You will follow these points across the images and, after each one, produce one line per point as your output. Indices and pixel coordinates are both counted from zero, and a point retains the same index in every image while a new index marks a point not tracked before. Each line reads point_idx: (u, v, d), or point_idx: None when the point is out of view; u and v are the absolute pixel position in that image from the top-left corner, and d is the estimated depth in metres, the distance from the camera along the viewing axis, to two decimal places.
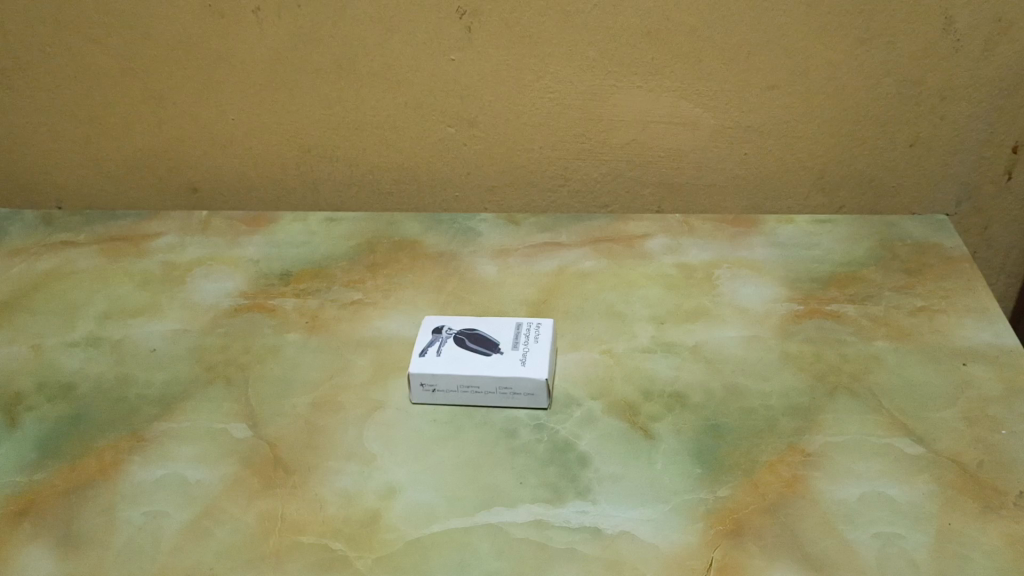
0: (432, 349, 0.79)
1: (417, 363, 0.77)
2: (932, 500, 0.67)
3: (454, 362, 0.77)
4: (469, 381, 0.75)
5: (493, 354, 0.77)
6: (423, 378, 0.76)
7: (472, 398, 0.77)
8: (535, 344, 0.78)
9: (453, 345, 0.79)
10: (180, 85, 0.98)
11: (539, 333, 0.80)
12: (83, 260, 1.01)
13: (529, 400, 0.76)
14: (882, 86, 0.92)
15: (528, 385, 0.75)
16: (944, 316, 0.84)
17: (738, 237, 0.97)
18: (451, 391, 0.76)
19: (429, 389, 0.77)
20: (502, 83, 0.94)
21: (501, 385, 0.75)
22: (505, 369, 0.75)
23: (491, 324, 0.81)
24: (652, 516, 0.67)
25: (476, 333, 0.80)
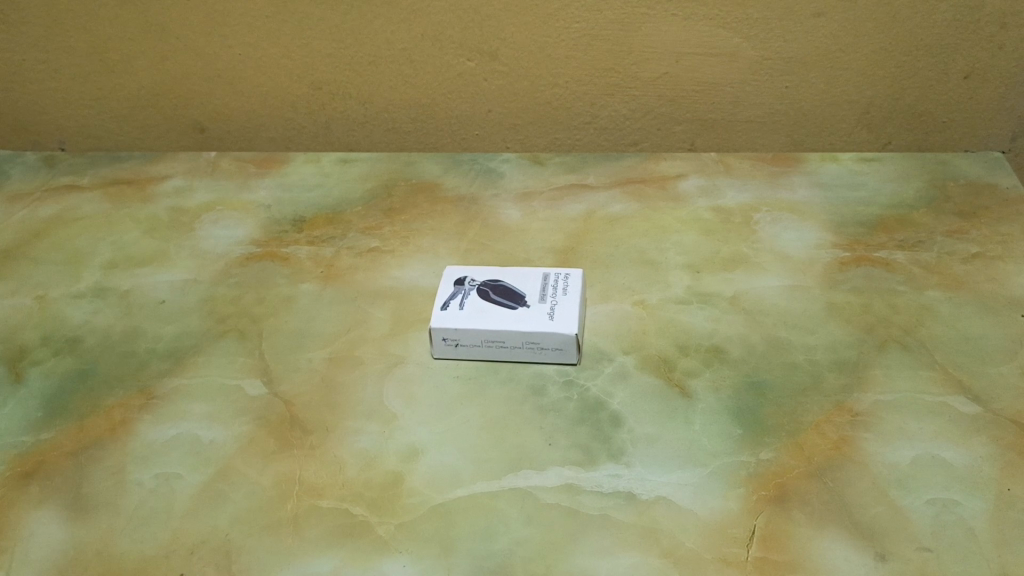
0: (454, 301, 0.74)
1: (438, 316, 0.72)
2: (991, 463, 0.62)
3: (479, 315, 0.72)
4: (494, 336, 0.71)
5: (519, 307, 0.73)
6: (445, 332, 0.72)
7: (497, 353, 0.72)
8: (564, 297, 0.74)
9: (477, 297, 0.74)
10: (183, 17, 0.92)
11: (569, 284, 0.75)
12: (89, 205, 0.96)
13: (558, 355, 0.72)
14: (937, 12, 0.85)
15: (557, 340, 0.70)
16: (1000, 263, 0.78)
17: (778, 178, 0.91)
18: (476, 345, 0.72)
19: (452, 343, 0.72)
20: (526, 12, 0.88)
21: (529, 340, 0.71)
22: (533, 323, 0.71)
23: (518, 273, 0.77)
24: (690, 480, 0.63)
25: (501, 285, 0.75)
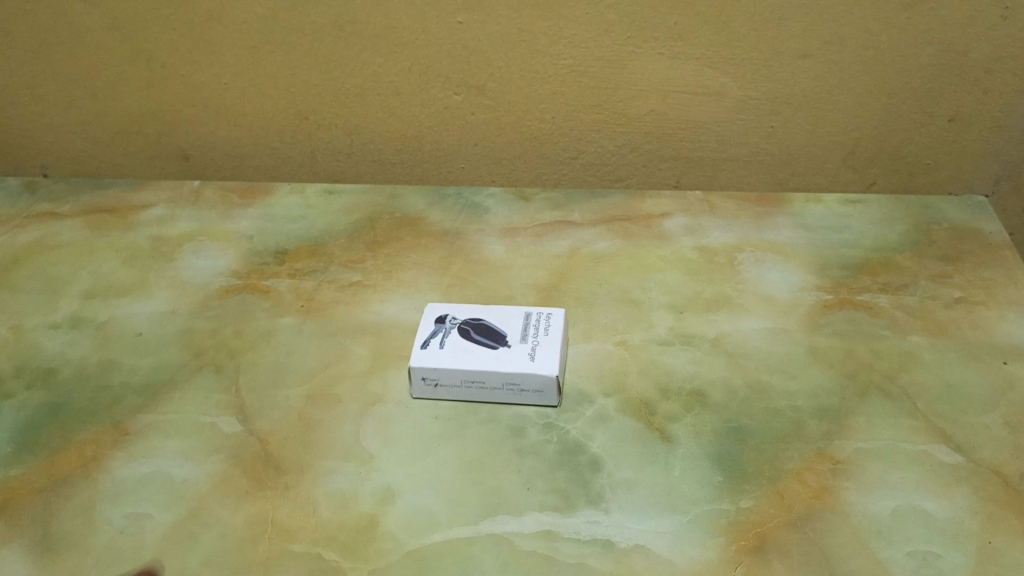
0: (434, 339, 0.74)
1: (418, 355, 0.72)
2: (971, 515, 0.61)
3: (459, 354, 0.72)
4: (474, 377, 0.70)
5: (500, 347, 0.72)
6: (424, 370, 0.71)
7: (477, 394, 0.72)
8: (545, 337, 0.73)
9: (458, 336, 0.74)
10: (170, 46, 0.91)
11: (552, 324, 0.74)
12: (69, 233, 0.95)
13: (538, 397, 0.71)
14: (921, 56, 0.85)
15: (538, 381, 0.70)
16: (984, 309, 0.78)
17: (763, 218, 0.91)
18: (455, 386, 0.71)
19: (431, 383, 0.72)
20: (514, 48, 0.88)
21: (509, 381, 0.70)
22: (513, 364, 0.70)
23: (500, 312, 0.76)
24: (669, 528, 0.62)
25: (482, 324, 0.75)
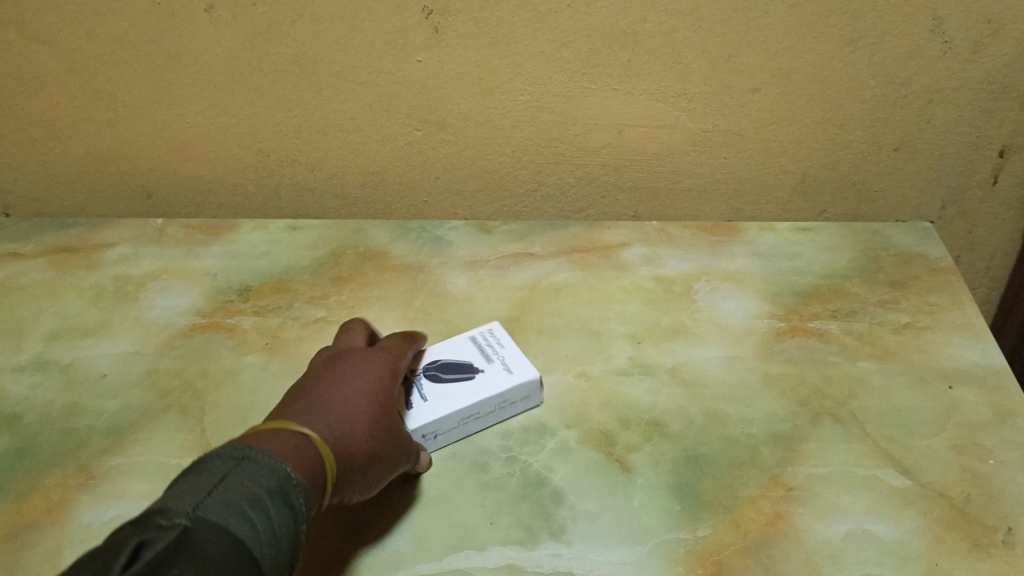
0: (411, 395, 0.73)
1: (408, 417, 0.70)
2: (919, 537, 0.64)
3: (446, 398, 0.72)
4: (472, 411, 0.72)
5: (475, 375, 0.75)
6: (426, 427, 0.70)
7: (473, 428, 0.73)
8: (503, 350, 0.78)
9: (430, 383, 0.74)
10: (130, 86, 0.92)
11: (496, 340, 0.79)
12: (32, 273, 0.96)
13: (526, 404, 0.75)
14: (867, 88, 0.87)
15: (526, 389, 0.74)
16: (930, 333, 0.82)
17: (718, 246, 0.94)
18: (452, 429, 0.72)
19: (431, 437, 0.71)
20: (472, 85, 0.89)
21: (502, 400, 0.73)
22: (500, 382, 0.73)
23: (446, 351, 0.78)
24: (630, 558, 0.63)
25: (442, 364, 0.76)
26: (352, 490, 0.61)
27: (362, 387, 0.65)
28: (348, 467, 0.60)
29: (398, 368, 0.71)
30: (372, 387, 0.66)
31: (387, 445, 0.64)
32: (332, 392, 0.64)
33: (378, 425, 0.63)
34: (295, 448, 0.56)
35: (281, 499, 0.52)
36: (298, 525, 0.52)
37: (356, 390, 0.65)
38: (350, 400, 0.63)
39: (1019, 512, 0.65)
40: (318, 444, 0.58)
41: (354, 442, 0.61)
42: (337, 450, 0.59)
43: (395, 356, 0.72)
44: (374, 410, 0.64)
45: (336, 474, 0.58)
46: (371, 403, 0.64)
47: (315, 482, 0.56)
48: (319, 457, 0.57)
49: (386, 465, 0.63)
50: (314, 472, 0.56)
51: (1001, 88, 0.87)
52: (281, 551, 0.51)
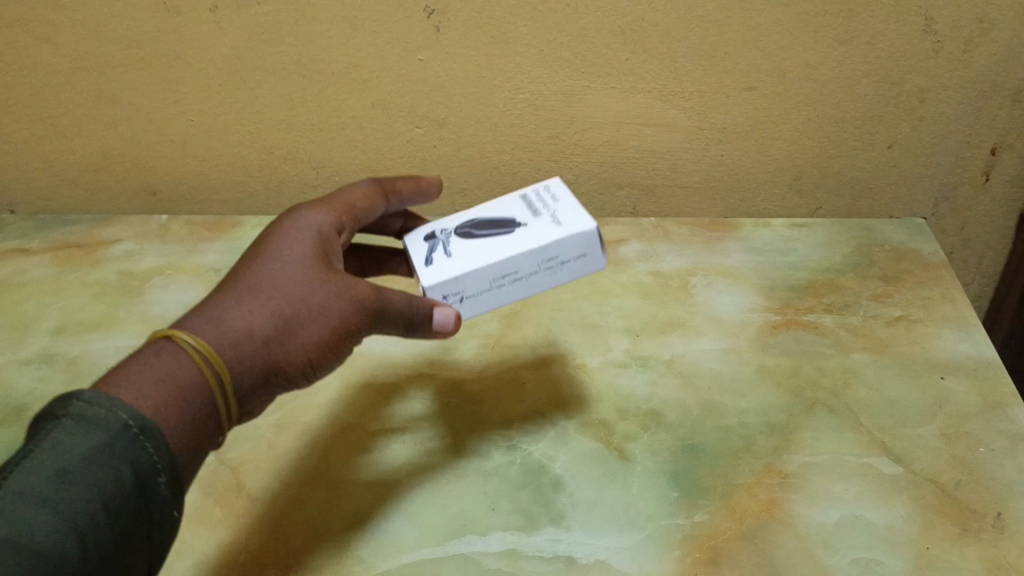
0: (436, 252, 0.63)
1: (428, 272, 0.61)
2: (910, 522, 0.65)
3: (478, 253, 0.62)
4: (507, 265, 0.61)
5: (513, 223, 0.64)
6: (446, 289, 0.60)
7: (508, 290, 0.62)
8: (557, 204, 0.65)
9: (460, 240, 0.64)
10: (134, 85, 0.93)
11: (547, 193, 0.67)
12: (37, 269, 0.97)
13: (581, 263, 0.63)
14: (860, 87, 0.89)
15: (580, 242, 0.62)
16: (922, 326, 0.84)
17: (715, 242, 0.97)
18: (482, 292, 0.61)
19: (455, 300, 0.61)
20: (472, 84, 0.91)
21: (546, 255, 0.61)
22: (544, 232, 0.62)
23: (481, 206, 0.68)
24: (628, 544, 0.64)
25: (478, 219, 0.65)
26: (269, 390, 0.57)
27: (286, 266, 0.58)
28: (246, 373, 0.54)
29: (334, 241, 0.63)
30: (293, 268, 0.58)
31: (313, 302, 0.57)
32: (240, 285, 0.57)
33: (293, 312, 0.56)
34: (162, 373, 0.51)
35: (114, 461, 0.47)
36: (142, 488, 0.48)
37: (270, 276, 0.58)
38: (259, 293, 0.57)
39: (1008, 498, 0.67)
40: (195, 356, 0.52)
41: (255, 343, 0.55)
42: (225, 355, 0.53)
43: (327, 226, 0.63)
44: (290, 295, 0.57)
45: (227, 377, 0.53)
46: (285, 289, 0.57)
47: (184, 411, 0.51)
48: (194, 374, 0.52)
49: (311, 353, 0.57)
50: (188, 398, 0.51)
51: (991, 86, 0.88)
52: (103, 525, 0.46)
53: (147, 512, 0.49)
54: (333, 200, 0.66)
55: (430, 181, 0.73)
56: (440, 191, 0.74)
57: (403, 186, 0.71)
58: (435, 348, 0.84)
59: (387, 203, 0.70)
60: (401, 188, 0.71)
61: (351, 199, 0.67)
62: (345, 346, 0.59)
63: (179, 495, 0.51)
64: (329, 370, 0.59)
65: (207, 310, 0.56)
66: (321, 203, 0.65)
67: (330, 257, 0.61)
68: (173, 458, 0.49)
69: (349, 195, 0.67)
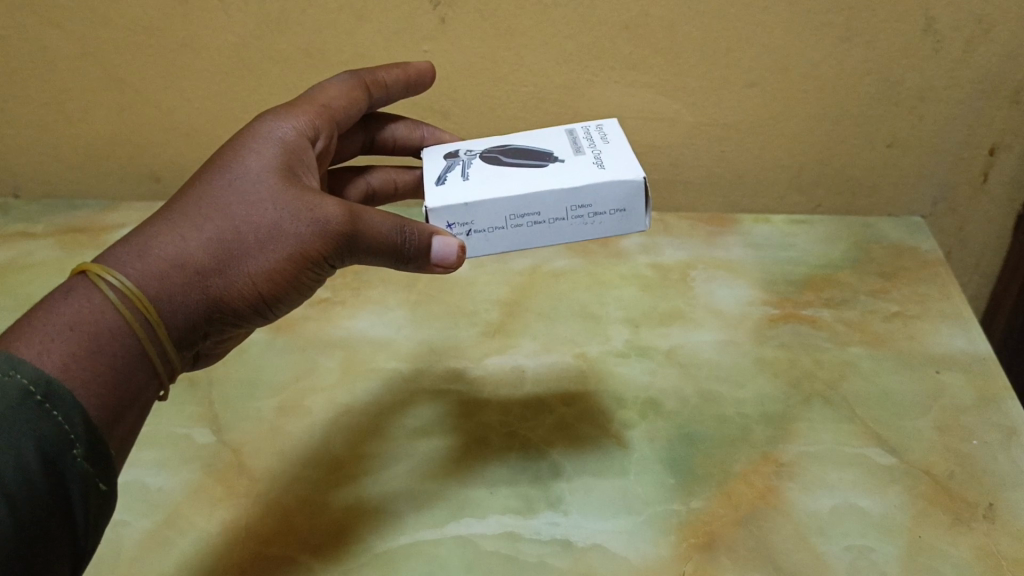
0: (456, 175, 0.61)
1: (438, 194, 0.58)
2: (904, 511, 0.66)
3: (500, 184, 0.58)
4: (526, 203, 0.57)
5: (551, 162, 0.60)
6: (452, 216, 0.57)
7: (524, 233, 0.58)
8: (603, 149, 0.62)
9: (485, 168, 0.61)
10: (142, 71, 0.94)
11: (598, 135, 0.64)
12: (42, 252, 0.98)
13: (617, 220, 0.58)
14: (861, 85, 0.89)
15: (618, 195, 0.57)
16: (918, 321, 0.84)
17: (715, 236, 0.98)
18: (495, 229, 0.58)
19: (462, 231, 0.58)
20: (477, 76, 0.91)
21: (572, 200, 0.57)
22: (580, 177, 0.58)
23: (526, 141, 0.65)
24: (625, 528, 0.65)
25: (511, 152, 0.62)
26: (212, 319, 0.54)
27: (238, 185, 0.55)
28: (178, 307, 0.52)
29: (300, 155, 0.59)
30: (246, 187, 0.55)
31: (262, 229, 0.54)
32: (183, 206, 0.54)
33: (238, 240, 0.53)
34: (80, 319, 0.49)
35: (15, 438, 0.44)
36: (52, 461, 0.45)
37: (217, 198, 0.54)
38: (203, 217, 0.54)
39: (1000, 489, 0.67)
40: (117, 297, 0.50)
41: (189, 274, 0.52)
42: (153, 291, 0.51)
43: (293, 140, 0.60)
44: (237, 222, 0.54)
45: (158, 313, 0.51)
46: (231, 213, 0.54)
47: (101, 364, 0.48)
48: (117, 317, 0.50)
49: (258, 283, 0.54)
50: (105, 348, 0.49)
51: (990, 87, 0.88)
52: (14, 495, 0.44)
53: (64, 486, 0.46)
54: (311, 104, 0.64)
55: (420, 69, 0.72)
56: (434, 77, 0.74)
57: (389, 74, 0.70)
58: (437, 335, 0.85)
59: (370, 95, 0.69)
60: (384, 76, 0.70)
61: (329, 100, 0.65)
62: (304, 274, 0.56)
63: (102, 462, 0.48)
64: (287, 297, 0.57)
65: (142, 235, 0.53)
66: (297, 111, 0.62)
67: (292, 172, 0.57)
68: (88, 425, 0.47)
69: (330, 95, 0.66)
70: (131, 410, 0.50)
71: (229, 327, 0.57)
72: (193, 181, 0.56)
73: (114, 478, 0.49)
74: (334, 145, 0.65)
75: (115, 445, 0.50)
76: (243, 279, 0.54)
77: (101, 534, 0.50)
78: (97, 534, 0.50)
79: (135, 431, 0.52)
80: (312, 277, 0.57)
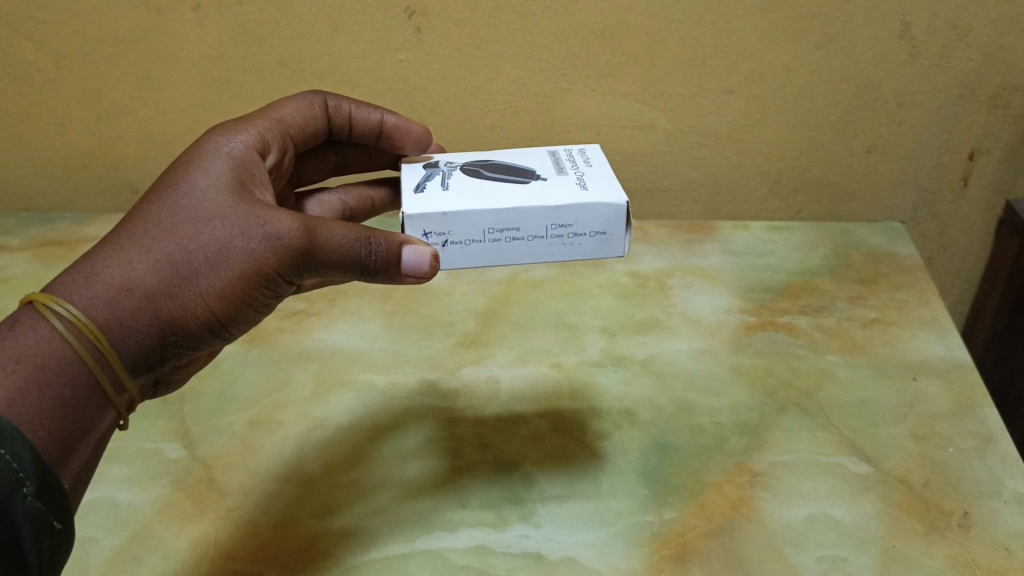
0: (435, 185, 0.60)
1: (416, 203, 0.57)
2: (878, 520, 0.65)
3: (480, 197, 0.57)
4: (506, 217, 0.56)
5: (533, 180, 0.60)
6: (429, 225, 0.56)
7: (501, 248, 0.57)
8: (588, 172, 0.62)
9: (466, 180, 0.60)
10: (117, 83, 0.93)
11: (581, 158, 0.64)
12: (19, 266, 0.98)
13: (596, 243, 0.58)
14: (839, 91, 0.89)
15: (601, 217, 0.57)
16: (896, 328, 0.84)
17: (693, 244, 0.98)
18: (471, 242, 0.56)
19: (438, 241, 0.56)
20: (453, 86, 0.91)
21: (553, 219, 0.56)
22: (562, 195, 0.57)
23: (507, 160, 0.64)
24: (597, 540, 0.64)
25: (494, 169, 0.62)
26: (168, 343, 0.54)
27: (186, 206, 0.54)
28: (129, 332, 0.52)
29: (249, 170, 0.59)
30: (196, 207, 0.54)
31: (211, 248, 0.53)
32: (130, 228, 0.54)
33: (187, 260, 0.53)
34: (26, 352, 0.49)
35: None
36: (4, 500, 0.45)
37: (165, 218, 0.54)
38: (150, 238, 0.53)
39: (976, 497, 0.67)
40: (64, 327, 0.50)
41: (139, 299, 0.52)
42: (102, 318, 0.51)
43: (242, 154, 0.60)
44: (186, 241, 0.53)
45: (107, 341, 0.51)
46: (179, 233, 0.53)
47: (49, 398, 0.49)
48: (64, 347, 0.50)
49: (212, 303, 0.54)
50: (53, 381, 0.49)
51: (968, 92, 0.88)
52: None
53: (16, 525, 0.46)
54: (266, 118, 0.66)
55: (413, 134, 0.72)
56: (431, 142, 0.73)
57: (363, 115, 0.72)
58: (412, 346, 0.84)
59: (327, 113, 0.71)
60: (355, 111, 0.72)
61: (282, 114, 0.68)
62: (259, 292, 0.55)
63: (54, 501, 0.48)
64: (245, 316, 0.56)
65: (91, 260, 0.53)
66: (246, 124, 0.64)
67: (242, 187, 0.57)
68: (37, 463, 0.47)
69: (283, 109, 0.68)
70: (81, 443, 0.51)
71: (189, 349, 0.56)
72: (142, 203, 0.56)
73: (67, 514, 0.50)
74: (288, 158, 0.67)
75: (68, 478, 0.51)
76: (195, 301, 0.53)
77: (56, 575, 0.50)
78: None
79: (88, 464, 0.52)
80: (270, 295, 0.56)
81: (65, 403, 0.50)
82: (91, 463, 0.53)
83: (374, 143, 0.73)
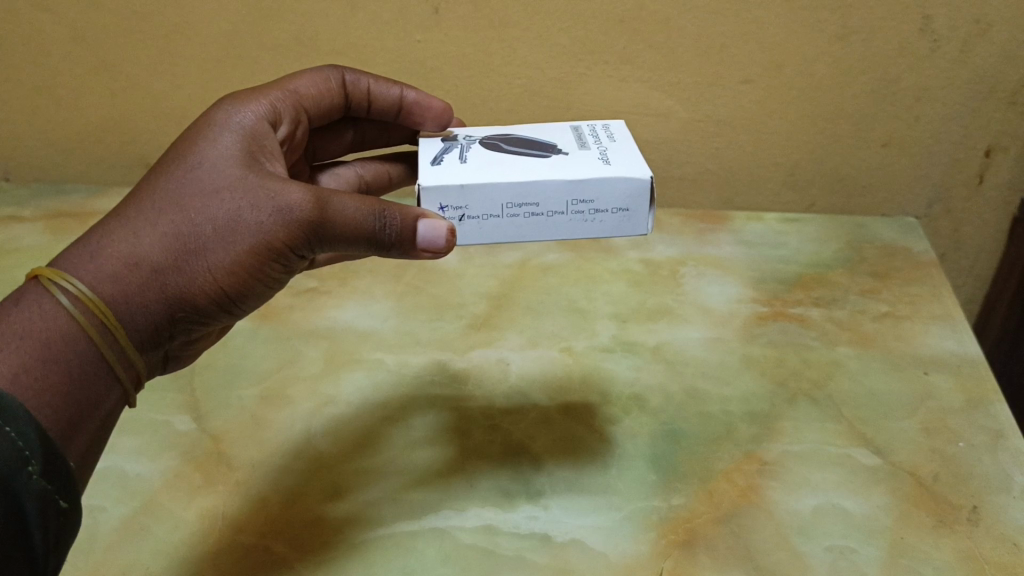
0: (453, 158, 0.60)
1: (433, 176, 0.57)
2: (886, 512, 0.65)
3: (499, 171, 0.57)
4: (525, 192, 0.56)
5: (554, 155, 0.60)
6: (445, 198, 0.55)
7: (519, 223, 0.57)
8: (610, 147, 0.61)
9: (484, 154, 0.60)
10: (133, 56, 0.93)
11: (603, 134, 0.64)
12: (31, 236, 0.98)
13: (616, 221, 0.57)
14: (857, 84, 0.89)
15: (622, 194, 0.56)
16: (909, 323, 0.84)
17: (705, 234, 0.98)
18: (489, 216, 0.56)
19: (455, 216, 0.56)
20: (469, 68, 0.91)
21: (573, 194, 0.56)
22: (583, 171, 0.57)
23: (528, 134, 0.64)
24: (605, 523, 0.64)
25: (514, 143, 0.62)
26: (177, 319, 0.54)
27: (195, 179, 0.54)
28: (137, 308, 0.52)
29: (260, 141, 0.59)
30: (205, 180, 0.54)
31: (220, 222, 0.53)
32: (138, 202, 0.54)
33: (196, 236, 0.53)
34: (32, 328, 0.49)
35: None
36: (10, 479, 0.44)
37: (173, 192, 0.54)
38: (158, 213, 0.53)
39: (985, 493, 0.67)
40: (70, 302, 0.50)
41: (146, 274, 0.52)
42: (108, 294, 0.51)
43: (253, 125, 0.60)
44: (195, 216, 0.53)
45: (114, 317, 0.51)
46: (188, 207, 0.53)
47: (55, 374, 0.49)
48: (70, 323, 0.50)
49: (221, 278, 0.54)
50: (59, 359, 0.49)
51: (987, 88, 0.87)
52: None
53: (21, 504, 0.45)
54: (279, 89, 0.67)
55: (433, 109, 0.71)
56: (452, 117, 0.72)
57: (381, 90, 0.71)
58: (423, 327, 0.84)
59: (343, 86, 0.71)
60: (374, 86, 0.71)
61: (296, 86, 0.68)
62: (269, 267, 0.55)
63: (59, 479, 0.47)
64: (255, 291, 0.56)
65: (99, 235, 0.53)
66: (259, 94, 0.64)
67: (252, 159, 0.56)
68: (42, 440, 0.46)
69: (298, 81, 0.68)
70: (87, 421, 0.51)
71: (199, 324, 0.57)
72: (152, 177, 0.56)
73: (72, 492, 0.49)
74: (301, 130, 0.67)
75: (73, 457, 0.50)
76: (204, 276, 0.53)
77: (64, 553, 0.49)
78: (58, 556, 0.49)
79: (93, 443, 0.52)
80: (281, 270, 0.56)
81: (71, 380, 0.50)
82: (97, 442, 0.53)
83: (393, 119, 0.73)
